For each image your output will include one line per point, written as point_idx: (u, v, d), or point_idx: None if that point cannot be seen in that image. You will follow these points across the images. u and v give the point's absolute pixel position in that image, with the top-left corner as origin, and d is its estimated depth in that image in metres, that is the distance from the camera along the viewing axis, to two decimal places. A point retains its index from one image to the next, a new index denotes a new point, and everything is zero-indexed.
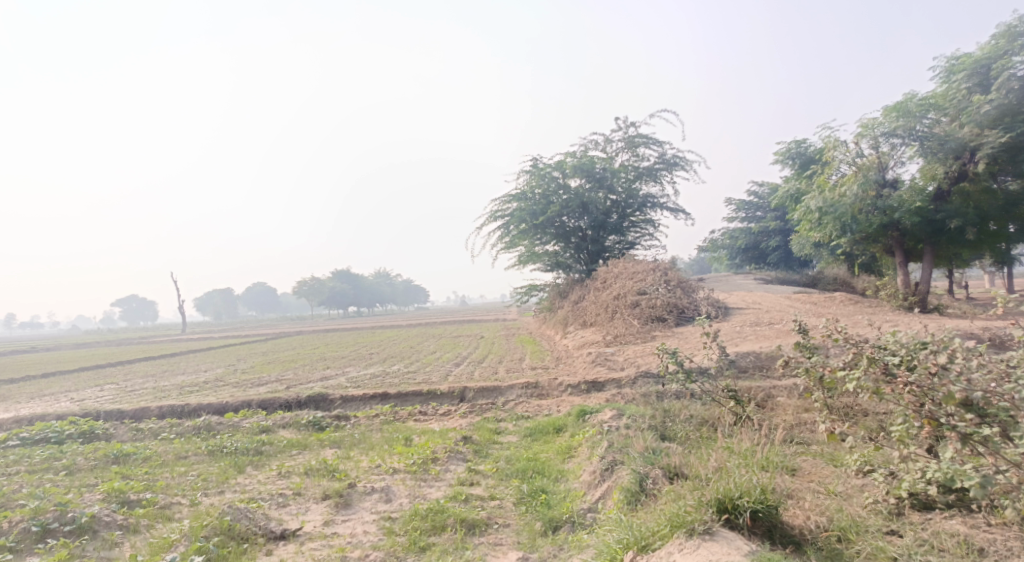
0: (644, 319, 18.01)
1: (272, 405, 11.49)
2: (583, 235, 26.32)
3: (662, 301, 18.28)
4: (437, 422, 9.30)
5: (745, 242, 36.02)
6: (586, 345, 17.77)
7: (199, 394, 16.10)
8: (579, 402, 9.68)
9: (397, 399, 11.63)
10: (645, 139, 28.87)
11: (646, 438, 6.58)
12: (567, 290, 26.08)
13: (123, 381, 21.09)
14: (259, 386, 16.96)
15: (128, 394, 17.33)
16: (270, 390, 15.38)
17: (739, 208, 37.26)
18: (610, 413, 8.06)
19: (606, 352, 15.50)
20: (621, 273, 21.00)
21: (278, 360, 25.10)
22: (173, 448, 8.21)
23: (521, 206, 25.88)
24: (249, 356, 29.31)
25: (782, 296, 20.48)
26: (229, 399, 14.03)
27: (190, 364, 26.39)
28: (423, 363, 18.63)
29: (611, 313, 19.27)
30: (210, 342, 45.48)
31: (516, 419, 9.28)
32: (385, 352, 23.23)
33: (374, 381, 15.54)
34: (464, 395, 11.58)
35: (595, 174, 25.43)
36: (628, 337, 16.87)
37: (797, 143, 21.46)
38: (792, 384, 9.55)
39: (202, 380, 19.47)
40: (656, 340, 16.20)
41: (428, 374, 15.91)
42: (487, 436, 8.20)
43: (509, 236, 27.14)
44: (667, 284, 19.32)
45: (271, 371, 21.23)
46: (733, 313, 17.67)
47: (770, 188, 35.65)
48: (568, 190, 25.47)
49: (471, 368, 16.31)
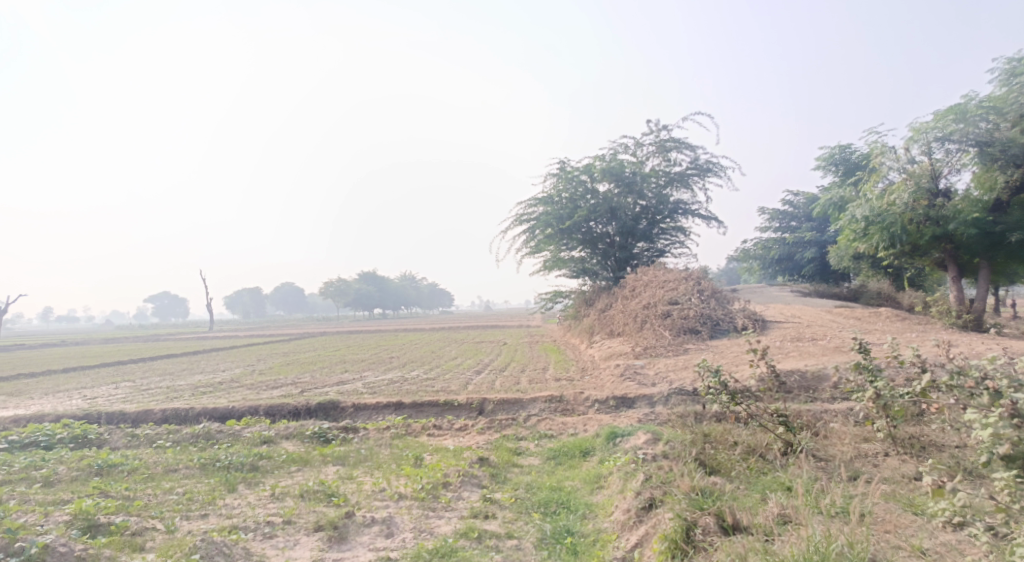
0: (676, 330, 17.07)
1: (280, 412, 10.84)
2: (611, 241, 25.46)
3: (695, 312, 17.34)
4: (452, 438, 8.55)
5: (779, 253, 34.77)
6: (613, 356, 16.89)
7: (210, 395, 15.52)
8: (608, 421, 8.86)
9: (412, 409, 10.89)
10: (678, 143, 27.92)
11: (693, 476, 5.68)
12: (593, 298, 25.21)
13: (140, 379, 20.75)
14: (273, 389, 16.35)
15: (140, 393, 16.83)
16: (283, 394, 14.74)
17: (773, 217, 36.05)
18: (646, 436, 7.23)
19: (636, 364, 14.62)
20: (651, 282, 20.09)
21: (298, 362, 24.60)
22: (163, 460, 7.55)
23: (548, 210, 25.11)
24: (270, 356, 28.91)
25: (823, 310, 19.40)
26: (240, 402, 13.45)
27: (210, 363, 26.00)
28: (443, 369, 17.90)
29: (640, 324, 18.37)
30: (235, 340, 45.40)
31: (539, 438, 8.49)
32: (406, 356, 22.61)
33: (391, 388, 14.86)
34: (483, 408, 10.82)
35: (625, 178, 24.52)
36: (659, 349, 15.96)
37: (841, 148, 20.35)
38: (846, 408, 8.64)
39: (217, 381, 18.96)
40: (689, 353, 15.28)
41: (447, 382, 15.16)
42: (506, 457, 7.42)
43: (534, 241, 26.36)
44: (701, 294, 18.36)
45: (289, 373, 20.68)
46: (772, 328, 16.65)
47: (807, 198, 34.48)
48: (597, 195, 24.62)
49: (493, 377, 15.54)
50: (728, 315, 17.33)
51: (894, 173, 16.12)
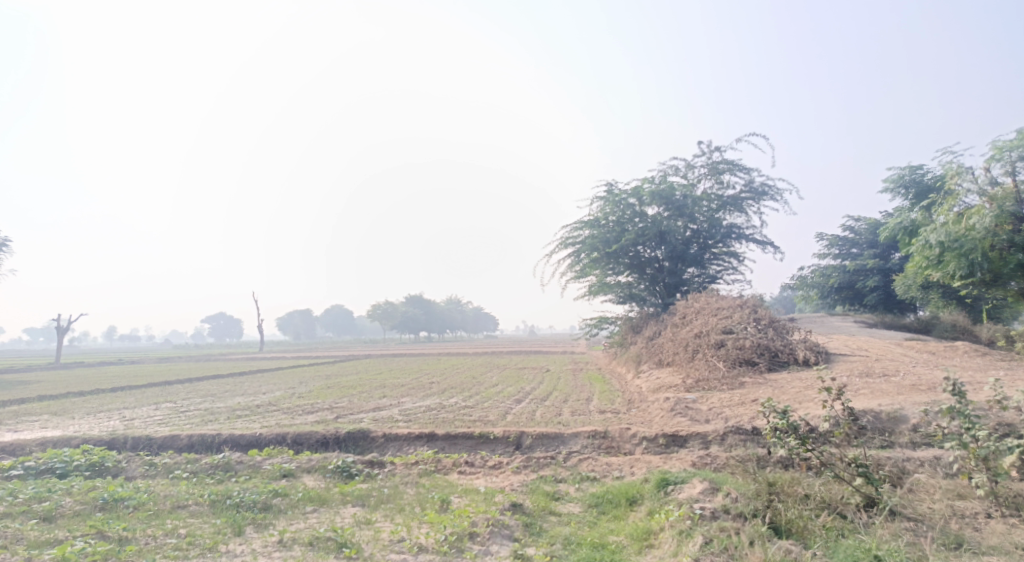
0: (730, 362, 16.03)
1: (308, 441, 10.29)
2: (659, 267, 24.54)
3: (752, 342, 16.26)
4: (484, 478, 7.79)
5: (839, 281, 33.14)
6: (662, 388, 15.92)
7: (245, 419, 15.13)
8: (659, 463, 8.03)
9: (445, 442, 10.22)
10: (731, 166, 26.91)
11: (766, 547, 5.17)
12: (640, 325, 24.29)
13: (182, 399, 20.64)
14: (309, 413, 15.89)
15: (178, 415, 16.59)
16: (317, 420, 14.24)
17: (832, 244, 34.50)
18: (703, 485, 6.41)
19: (687, 398, 13.68)
20: (703, 309, 19.11)
21: (339, 385, 24.28)
22: (174, 493, 7.02)
23: (594, 233, 24.34)
24: (313, 378, 28.72)
25: (892, 343, 18.09)
26: (272, 427, 13.01)
27: (253, 384, 25.87)
28: (483, 397, 17.20)
29: (692, 354, 17.38)
30: (283, 361, 45.68)
31: (580, 481, 7.69)
32: (447, 382, 22.06)
33: (428, 416, 14.26)
34: (521, 442, 10.10)
35: (675, 202, 23.61)
36: (712, 382, 14.97)
37: (911, 169, 19.13)
38: (931, 455, 7.61)
39: (256, 403, 18.64)
40: (746, 387, 14.25)
41: (485, 411, 14.45)
42: (543, 503, 6.65)
43: (580, 265, 25.57)
44: (757, 324, 17.27)
45: (328, 396, 20.32)
46: (837, 362, 15.49)
47: (868, 224, 32.95)
48: (645, 219, 23.74)
49: (534, 406, 14.77)
50: (787, 347, 16.20)
51: (973, 196, 14.94)
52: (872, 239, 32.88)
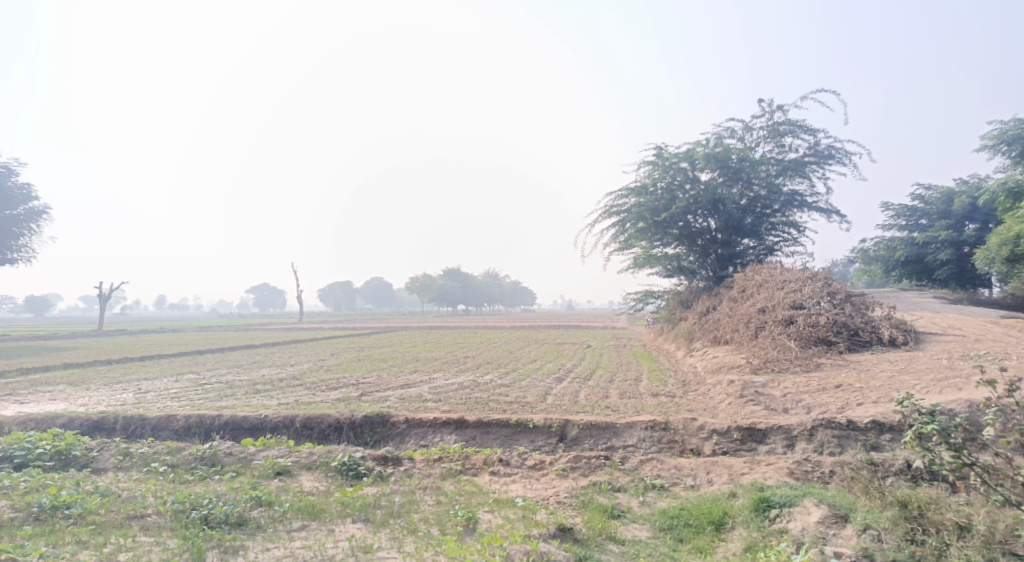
0: (802, 341, 14.17)
1: (318, 425, 8.90)
2: (712, 237, 22.57)
3: (827, 319, 14.33)
4: (521, 484, 6.23)
5: (906, 255, 30.57)
6: (722, 368, 14.15)
7: (262, 395, 13.85)
8: (746, 471, 6.38)
9: (477, 430, 8.76)
10: (793, 126, 24.54)
11: None
12: (689, 299, 22.44)
13: (205, 371, 19.56)
14: (332, 390, 14.53)
15: (194, 388, 15.41)
16: (339, 399, 12.86)
17: (898, 214, 31.87)
18: (822, 513, 5.11)
19: (756, 381, 11.94)
20: (766, 282, 17.21)
21: (369, 358, 23.03)
22: (134, 495, 5.58)
23: (642, 200, 22.35)
24: (345, 350, 27.54)
25: (986, 322, 16.07)
26: (287, 405, 11.67)
27: (282, 356, 24.79)
28: (522, 374, 15.64)
29: (755, 331, 15.53)
30: (319, 332, 44.81)
31: (646, 492, 6.06)
32: (483, 356, 20.64)
33: (461, 396, 12.80)
34: (566, 433, 8.62)
35: (731, 165, 21.43)
36: (782, 363, 13.22)
37: (1016, 124, 17.26)
38: None
39: (279, 377, 17.40)
40: (824, 370, 12.45)
41: (523, 390, 12.93)
42: (599, 524, 5.10)
43: (625, 235, 23.66)
44: (832, 298, 15.25)
45: (357, 371, 19.05)
46: (928, 344, 13.54)
47: (941, 193, 30.29)
48: (697, 185, 21.68)
49: (579, 386, 13.18)
50: (868, 324, 14.21)
51: None
52: (945, 209, 30.17)
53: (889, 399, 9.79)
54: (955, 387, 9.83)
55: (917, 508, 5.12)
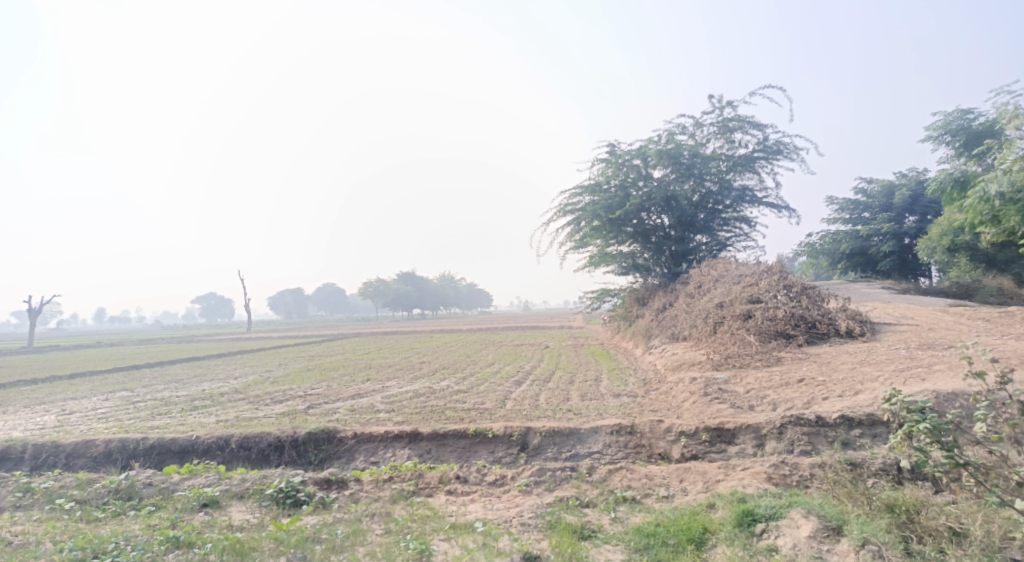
0: (761, 336, 13.95)
1: (256, 444, 8.16)
2: (665, 234, 22.39)
3: (785, 313, 14.15)
4: (480, 504, 5.66)
5: (850, 248, 31.07)
6: (683, 366, 13.83)
7: (199, 413, 12.91)
8: (722, 478, 5.94)
9: (432, 443, 8.16)
10: (742, 122, 24.60)
11: None
12: (645, 296, 22.21)
13: (141, 387, 18.34)
14: (276, 403, 13.65)
15: (126, 407, 14.34)
16: (283, 413, 12.04)
17: (843, 207, 32.38)
18: (812, 525, 4.74)
19: (718, 378, 11.61)
20: (722, 276, 17.02)
21: (319, 367, 22.06)
22: (29, 542, 4.80)
23: (595, 198, 21.99)
24: (293, 360, 26.44)
25: (936, 310, 16.21)
26: (226, 423, 10.81)
27: (226, 368, 23.59)
28: (478, 379, 15.04)
29: (713, 326, 15.28)
30: (267, 342, 43.25)
31: (617, 507, 5.56)
32: (438, 361, 19.95)
33: (415, 404, 12.13)
34: (527, 441, 8.09)
35: (683, 162, 21.26)
36: (743, 358, 12.95)
37: (959, 114, 17.44)
38: None
39: (220, 392, 16.38)
40: (785, 364, 12.21)
41: (480, 396, 12.32)
42: (568, 549, 4.60)
43: (579, 233, 23.27)
44: (789, 291, 15.10)
45: (305, 381, 18.13)
46: (885, 334, 13.47)
47: (882, 186, 30.87)
48: (650, 181, 21.44)
49: (538, 389, 12.66)
50: (826, 316, 14.08)
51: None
52: (887, 202, 30.72)
53: (854, 392, 9.55)
54: (919, 377, 9.65)
55: (906, 513, 4.86)
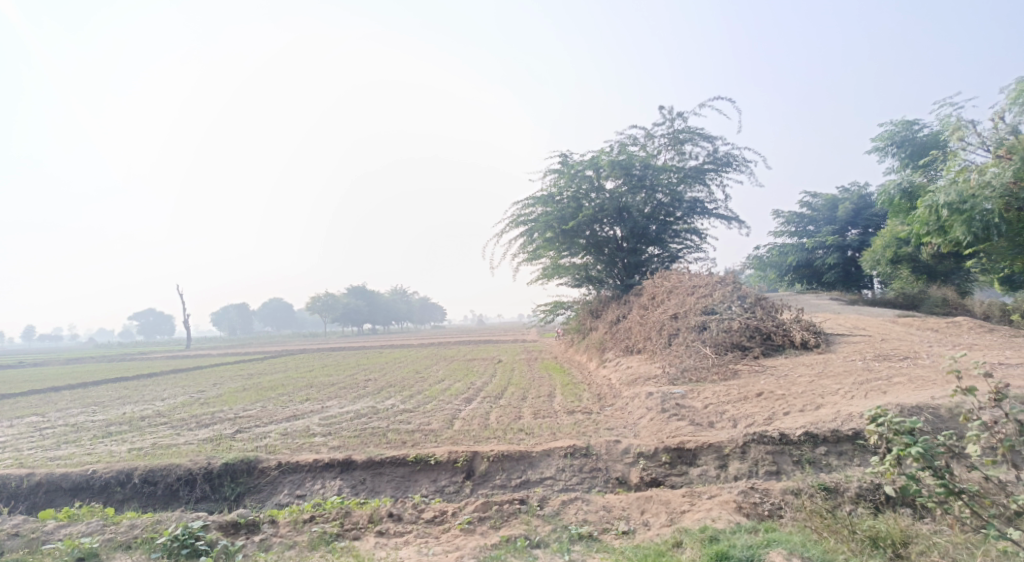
0: (716, 348, 13.55)
1: (164, 478, 7.27)
2: (617, 246, 22.02)
3: (740, 324, 13.79)
4: (413, 549, 4.92)
5: (796, 260, 31.34)
6: (638, 380, 13.30)
7: (115, 440, 11.74)
8: (686, 509, 5.33)
9: (367, 472, 7.36)
10: (692, 134, 24.51)
11: None
12: (598, 309, 21.76)
13: (57, 412, 16.86)
14: (204, 428, 12.56)
15: (33, 435, 13.01)
16: (208, 439, 11.00)
17: (788, 220, 32.71)
18: None
19: (675, 392, 11.09)
20: (675, 288, 16.63)
21: (258, 387, 20.82)
22: None
23: (547, 209, 21.47)
24: (231, 379, 25.04)
25: (887, 321, 16.16)
26: (140, 453, 9.77)
27: (156, 389, 22.10)
28: (425, 397, 14.22)
29: (668, 339, 14.83)
30: (206, 360, 41.30)
31: (571, 547, 4.90)
32: (385, 378, 19.03)
33: (355, 426, 11.25)
34: (474, 468, 7.36)
35: (635, 173, 20.91)
36: (700, 372, 12.50)
37: (904, 126, 17.53)
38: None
39: (144, 416, 15.11)
40: (743, 377, 11.78)
41: (427, 416, 11.52)
42: None
43: (531, 245, 22.71)
44: (743, 302, 14.77)
45: (240, 402, 16.96)
46: (840, 346, 13.21)
47: (826, 199, 31.28)
48: (603, 193, 21.02)
49: (488, 407, 11.94)
50: (780, 328, 13.77)
51: (980, 148, 13.48)
52: (831, 215, 31.10)
53: (816, 405, 9.13)
54: (880, 389, 9.30)
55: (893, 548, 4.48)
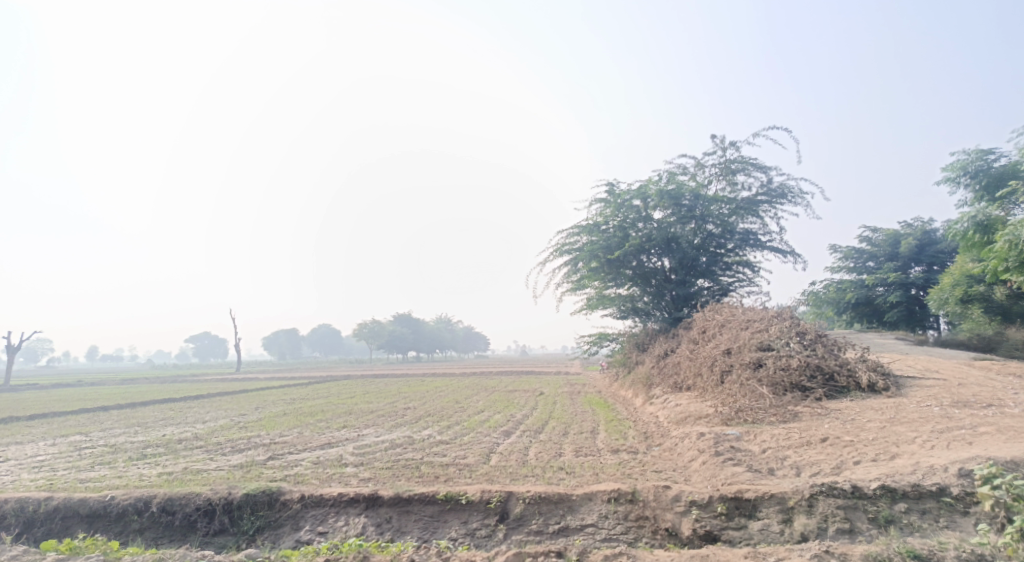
0: (773, 387, 12.65)
1: (182, 508, 6.87)
2: (665, 278, 21.26)
3: (799, 362, 12.87)
4: None
5: (855, 297, 29.90)
6: (688, 419, 12.49)
7: (146, 462, 11.50)
8: None
9: (393, 510, 6.82)
10: (745, 164, 23.71)
11: None
12: (644, 343, 20.96)
13: (98, 431, 16.84)
14: (236, 453, 12.25)
15: (69, 454, 12.91)
16: (238, 465, 10.64)
17: (846, 256, 31.34)
18: None
19: (729, 434, 10.28)
20: (727, 322, 15.79)
21: (297, 412, 20.58)
22: None
23: (593, 239, 20.89)
24: (272, 403, 24.90)
25: (961, 364, 14.96)
26: (166, 478, 9.45)
27: (198, 411, 22.08)
28: (463, 429, 13.67)
29: (720, 376, 13.98)
30: (252, 383, 41.60)
31: None
32: (424, 408, 18.56)
33: (387, 458, 10.76)
34: (508, 510, 6.76)
35: (685, 203, 20.19)
36: (756, 412, 11.64)
37: (979, 155, 16.48)
38: None
39: (181, 438, 14.92)
40: (803, 420, 10.89)
41: (463, 449, 10.96)
42: None
43: (576, 275, 22.13)
44: (802, 338, 13.85)
45: (277, 427, 16.67)
46: (910, 389, 12.18)
47: (887, 234, 29.88)
48: (651, 223, 20.35)
49: (527, 441, 11.30)
50: (844, 367, 12.80)
51: None
52: (892, 251, 29.66)
53: (890, 455, 8.24)
54: (964, 440, 8.36)
55: None
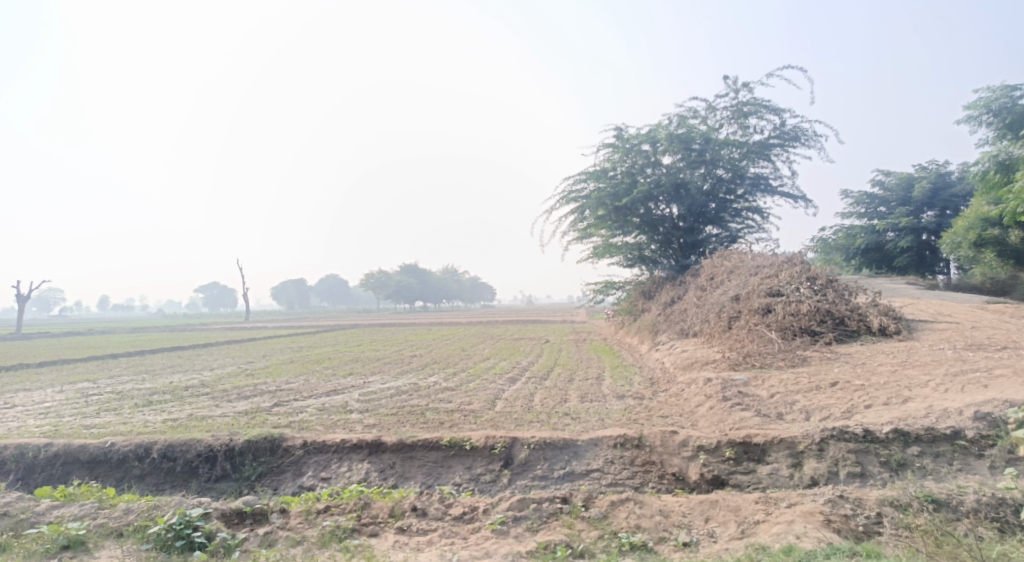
0: (783, 333, 12.46)
1: (183, 454, 6.80)
2: (673, 224, 20.90)
3: (810, 307, 12.65)
4: (436, 554, 4.31)
5: (865, 243, 29.49)
6: (695, 365, 12.35)
7: (152, 409, 11.49)
8: (760, 519, 4.60)
9: (397, 456, 6.73)
10: (757, 106, 23.04)
11: None
12: (651, 290, 20.75)
13: (106, 379, 16.89)
14: (242, 400, 12.23)
15: (76, 401, 12.93)
16: (242, 412, 10.61)
17: (857, 201, 30.79)
18: None
19: (738, 379, 10.13)
20: (736, 268, 15.52)
21: (303, 360, 20.59)
22: None
23: (600, 185, 20.45)
24: (279, 351, 24.96)
25: (974, 308, 14.72)
26: (169, 425, 9.41)
27: (205, 360, 22.15)
28: (468, 375, 13.61)
29: (728, 322, 13.79)
30: (260, 333, 41.81)
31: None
32: (430, 355, 18.53)
33: (392, 404, 10.69)
34: (513, 456, 6.66)
35: (695, 148, 19.61)
36: (765, 358, 11.48)
37: (1002, 92, 15.88)
38: None
39: (187, 386, 14.92)
40: (813, 365, 10.73)
41: (468, 395, 10.87)
42: None
43: (583, 223, 21.80)
44: (812, 283, 13.58)
45: (283, 375, 16.68)
46: (923, 333, 11.97)
47: (900, 178, 29.26)
48: (660, 168, 19.87)
49: (532, 388, 11.20)
50: (855, 312, 12.58)
51: None
52: (904, 196, 29.09)
53: (902, 399, 8.08)
54: (978, 383, 8.18)
55: None
